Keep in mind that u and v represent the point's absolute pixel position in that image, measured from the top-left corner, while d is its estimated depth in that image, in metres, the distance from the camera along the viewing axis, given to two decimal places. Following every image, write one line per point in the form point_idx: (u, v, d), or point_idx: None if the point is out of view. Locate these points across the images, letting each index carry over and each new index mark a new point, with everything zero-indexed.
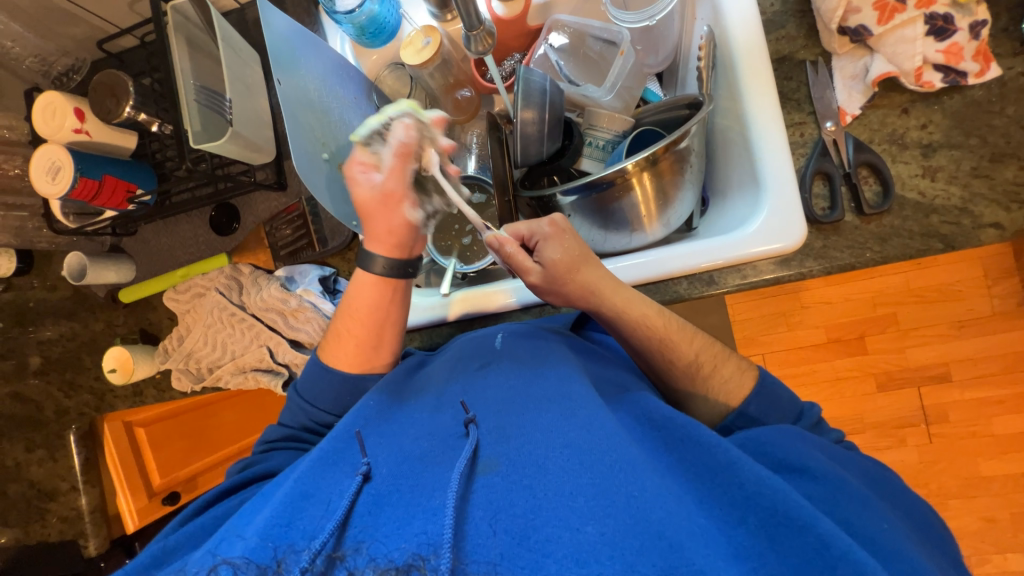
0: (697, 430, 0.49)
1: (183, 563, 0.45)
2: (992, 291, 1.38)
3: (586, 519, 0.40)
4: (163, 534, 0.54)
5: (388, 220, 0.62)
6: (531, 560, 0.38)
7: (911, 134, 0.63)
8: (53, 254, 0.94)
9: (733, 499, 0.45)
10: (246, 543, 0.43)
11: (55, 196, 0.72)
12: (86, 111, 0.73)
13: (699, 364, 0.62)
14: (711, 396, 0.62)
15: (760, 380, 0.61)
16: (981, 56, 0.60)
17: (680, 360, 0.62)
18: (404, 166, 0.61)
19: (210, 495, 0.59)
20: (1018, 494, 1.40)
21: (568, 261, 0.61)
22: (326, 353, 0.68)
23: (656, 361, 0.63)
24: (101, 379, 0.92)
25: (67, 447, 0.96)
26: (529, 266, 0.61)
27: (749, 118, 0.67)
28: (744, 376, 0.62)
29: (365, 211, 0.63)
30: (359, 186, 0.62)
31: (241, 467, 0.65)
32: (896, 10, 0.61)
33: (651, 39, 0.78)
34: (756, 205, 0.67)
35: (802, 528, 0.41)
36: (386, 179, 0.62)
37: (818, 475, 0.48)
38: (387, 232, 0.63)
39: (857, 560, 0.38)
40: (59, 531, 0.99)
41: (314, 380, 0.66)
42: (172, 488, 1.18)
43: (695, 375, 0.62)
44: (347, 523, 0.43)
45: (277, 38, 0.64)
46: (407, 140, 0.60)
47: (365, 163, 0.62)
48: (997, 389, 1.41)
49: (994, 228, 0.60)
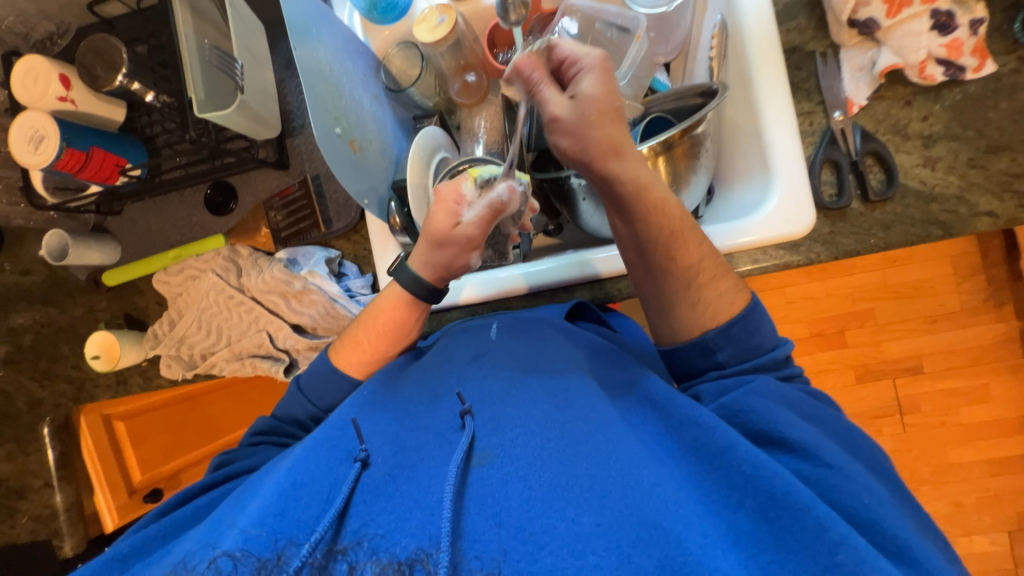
0: (696, 412, 0.49)
1: (173, 557, 0.41)
2: (961, 288, 1.46)
3: (583, 510, 0.39)
4: (133, 532, 0.50)
5: (451, 258, 0.60)
6: (528, 552, 0.37)
7: (913, 125, 0.66)
8: (25, 235, 0.88)
9: (732, 482, 0.44)
10: (241, 533, 0.39)
11: (38, 167, 0.67)
12: (73, 78, 0.68)
13: (698, 271, 0.58)
14: (705, 304, 0.58)
15: (751, 307, 0.58)
16: (979, 52, 0.64)
17: (682, 259, 0.59)
18: (490, 221, 0.58)
19: (190, 490, 0.56)
20: (982, 479, 1.48)
21: (604, 107, 0.56)
22: (336, 355, 0.66)
23: (655, 264, 0.59)
24: (79, 367, 0.87)
25: (41, 441, 0.90)
26: (556, 97, 0.57)
27: (760, 105, 0.68)
28: (737, 296, 0.58)
29: (430, 235, 0.59)
30: (442, 212, 0.58)
31: (223, 460, 0.61)
32: (903, 5, 0.64)
33: (664, 27, 0.79)
34: (766, 191, 0.68)
35: (799, 512, 0.41)
36: (472, 222, 0.57)
37: (801, 448, 0.47)
38: (442, 265, 0.61)
39: (852, 546, 0.39)
40: (31, 531, 0.92)
41: (320, 379, 0.65)
42: (154, 485, 1.12)
43: (691, 282, 0.58)
44: (345, 514, 0.41)
45: (293, 7, 0.62)
46: (504, 199, 0.57)
47: (459, 196, 0.58)
48: (965, 380, 1.49)
49: (989, 216, 0.64)
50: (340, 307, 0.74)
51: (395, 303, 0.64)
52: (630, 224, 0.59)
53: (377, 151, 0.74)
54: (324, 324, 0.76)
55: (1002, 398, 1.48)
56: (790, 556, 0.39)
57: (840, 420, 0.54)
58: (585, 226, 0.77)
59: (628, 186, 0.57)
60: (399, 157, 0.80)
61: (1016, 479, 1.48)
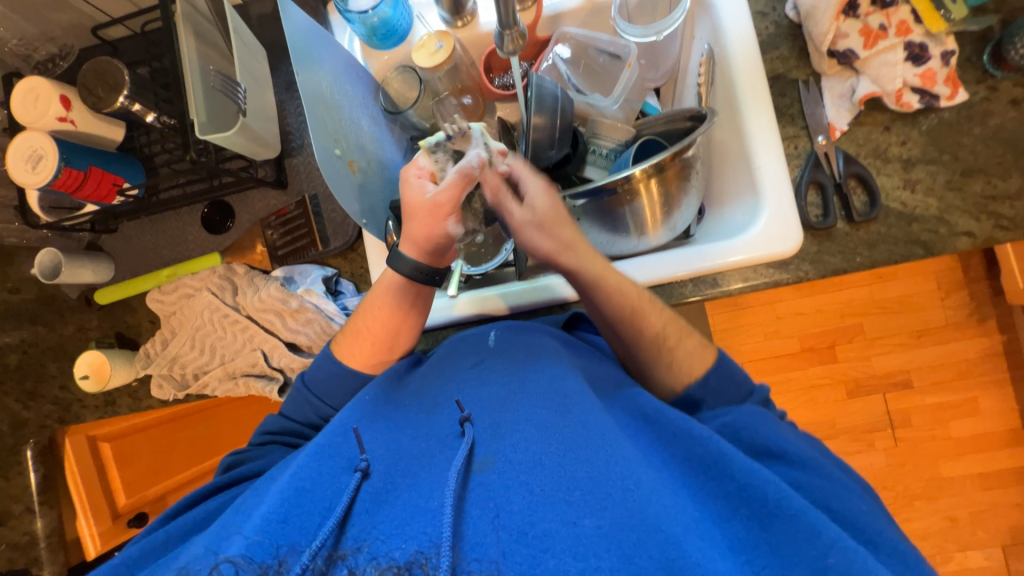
0: (689, 424, 0.50)
1: (177, 561, 0.42)
2: (945, 303, 1.49)
3: (584, 513, 0.40)
4: (145, 534, 0.51)
5: (429, 228, 0.58)
6: (530, 555, 0.38)
7: (892, 149, 0.69)
8: (16, 253, 0.87)
9: (727, 491, 0.45)
10: (245, 539, 0.40)
11: (33, 186, 0.67)
12: (74, 99, 0.69)
13: (665, 335, 0.61)
14: (677, 366, 0.61)
15: (721, 358, 0.61)
16: (951, 81, 0.67)
17: (649, 331, 0.60)
18: (462, 187, 0.56)
19: (200, 492, 0.56)
20: (974, 493, 1.50)
21: (556, 215, 0.60)
22: (339, 347, 0.67)
23: (625, 329, 0.61)
24: (67, 387, 0.85)
25: (23, 464, 0.87)
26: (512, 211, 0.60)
27: (747, 129, 0.71)
28: (706, 353, 0.61)
29: (407, 212, 0.58)
30: (410, 190, 0.58)
31: (234, 455, 0.62)
32: (879, 37, 0.68)
33: (653, 55, 0.82)
34: (754, 212, 0.70)
35: (792, 517, 0.41)
36: (439, 190, 0.55)
37: (790, 461, 0.49)
38: (423, 238, 0.59)
39: (846, 549, 0.39)
40: (9, 560, 0.91)
41: (324, 372, 0.65)
42: (138, 509, 1.09)
43: (661, 344, 0.61)
44: (346, 520, 0.42)
45: (295, 33, 0.64)
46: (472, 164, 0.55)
47: (422, 171, 0.59)
48: (953, 394, 1.51)
49: (967, 235, 0.66)
50: (336, 325, 0.74)
51: (392, 283, 0.64)
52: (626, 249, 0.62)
53: (375, 170, 0.75)
54: (320, 342, 0.76)
55: (989, 412, 1.50)
56: (787, 562, 0.40)
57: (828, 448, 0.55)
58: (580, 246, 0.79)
59: (589, 274, 0.60)
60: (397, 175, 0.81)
61: (1007, 492, 1.49)
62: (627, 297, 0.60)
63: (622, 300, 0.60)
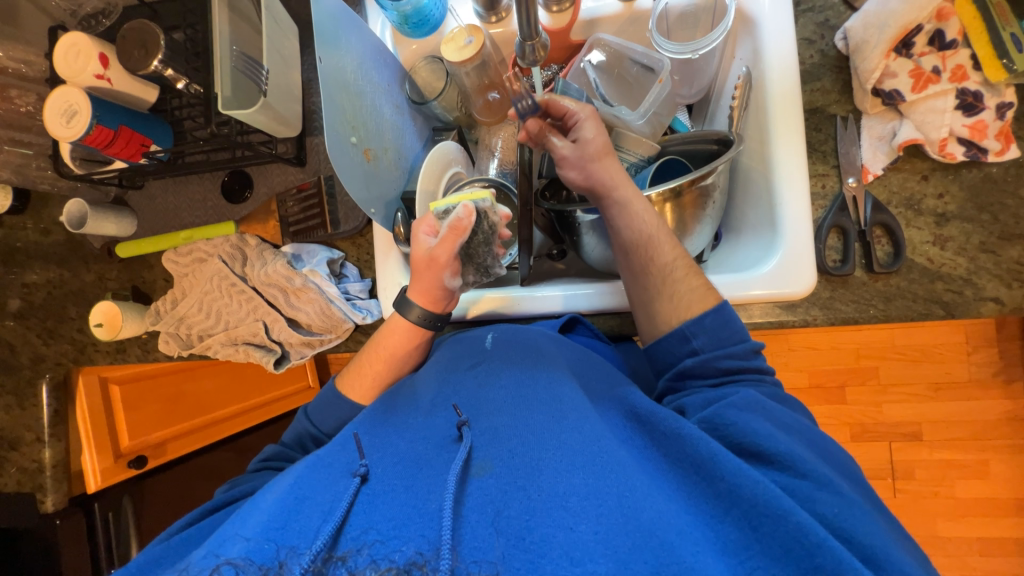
0: (678, 425, 0.48)
1: (183, 562, 0.42)
2: (971, 358, 1.40)
3: (579, 519, 0.40)
4: (162, 539, 0.52)
5: (430, 281, 0.65)
6: (527, 560, 0.37)
7: (927, 202, 0.65)
8: (51, 197, 0.92)
9: (716, 491, 0.44)
10: (245, 543, 0.40)
11: (67, 139, 0.69)
12: (112, 58, 0.71)
13: (673, 268, 0.61)
14: (672, 289, 0.60)
15: (723, 303, 0.59)
16: (1003, 136, 0.63)
17: (659, 259, 0.62)
18: (455, 240, 0.61)
19: (194, 515, 0.55)
20: (970, 556, 1.45)
21: (600, 147, 0.65)
22: (342, 380, 0.71)
23: (637, 258, 0.63)
24: (83, 331, 0.91)
25: (38, 396, 0.94)
26: (561, 144, 0.66)
27: (773, 160, 0.68)
28: (708, 295, 0.60)
29: (413, 265, 0.66)
30: (416, 245, 0.65)
31: (230, 486, 0.61)
32: (930, 81, 0.65)
33: (689, 72, 0.80)
34: (769, 249, 0.67)
35: (779, 517, 0.40)
36: (437, 245, 0.62)
37: (778, 459, 0.45)
38: (430, 290, 0.66)
39: (832, 548, 0.38)
40: (18, 482, 0.94)
41: (325, 404, 0.69)
42: (138, 452, 1.15)
43: (667, 275, 0.61)
44: (344, 525, 0.41)
45: (323, 15, 0.63)
46: (464, 218, 0.60)
47: (432, 228, 0.65)
48: (965, 453, 1.44)
49: (994, 302, 0.62)
50: (335, 308, 0.75)
51: (396, 324, 0.68)
52: (637, 285, 0.63)
53: (391, 160, 0.76)
54: (319, 323, 0.76)
55: (1001, 477, 1.42)
56: (774, 561, 0.39)
57: (815, 431, 0.52)
58: (586, 257, 0.78)
59: (620, 195, 0.64)
60: (413, 166, 0.82)
61: (1002, 561, 1.44)
62: (645, 223, 0.63)
63: (640, 225, 0.63)
